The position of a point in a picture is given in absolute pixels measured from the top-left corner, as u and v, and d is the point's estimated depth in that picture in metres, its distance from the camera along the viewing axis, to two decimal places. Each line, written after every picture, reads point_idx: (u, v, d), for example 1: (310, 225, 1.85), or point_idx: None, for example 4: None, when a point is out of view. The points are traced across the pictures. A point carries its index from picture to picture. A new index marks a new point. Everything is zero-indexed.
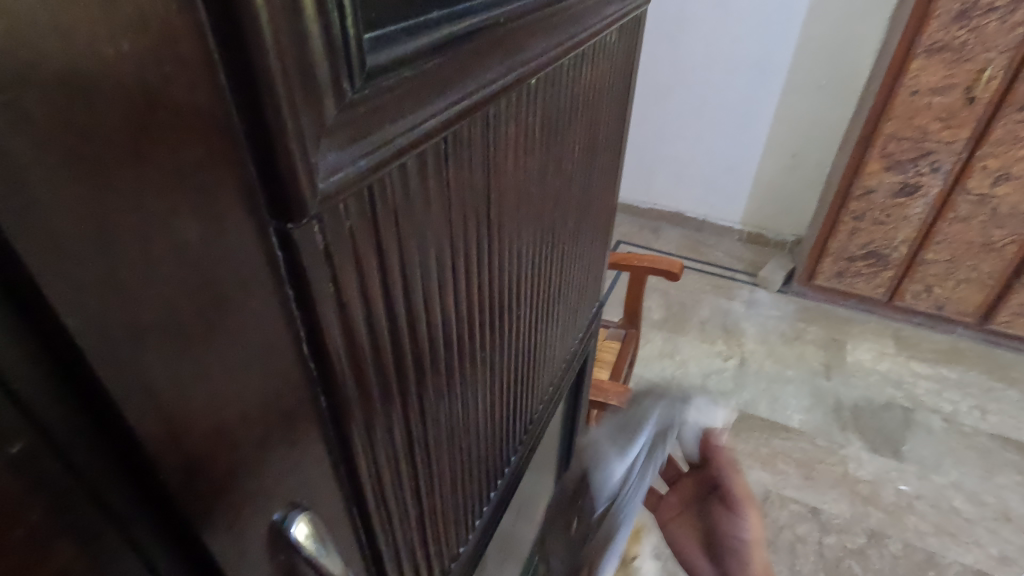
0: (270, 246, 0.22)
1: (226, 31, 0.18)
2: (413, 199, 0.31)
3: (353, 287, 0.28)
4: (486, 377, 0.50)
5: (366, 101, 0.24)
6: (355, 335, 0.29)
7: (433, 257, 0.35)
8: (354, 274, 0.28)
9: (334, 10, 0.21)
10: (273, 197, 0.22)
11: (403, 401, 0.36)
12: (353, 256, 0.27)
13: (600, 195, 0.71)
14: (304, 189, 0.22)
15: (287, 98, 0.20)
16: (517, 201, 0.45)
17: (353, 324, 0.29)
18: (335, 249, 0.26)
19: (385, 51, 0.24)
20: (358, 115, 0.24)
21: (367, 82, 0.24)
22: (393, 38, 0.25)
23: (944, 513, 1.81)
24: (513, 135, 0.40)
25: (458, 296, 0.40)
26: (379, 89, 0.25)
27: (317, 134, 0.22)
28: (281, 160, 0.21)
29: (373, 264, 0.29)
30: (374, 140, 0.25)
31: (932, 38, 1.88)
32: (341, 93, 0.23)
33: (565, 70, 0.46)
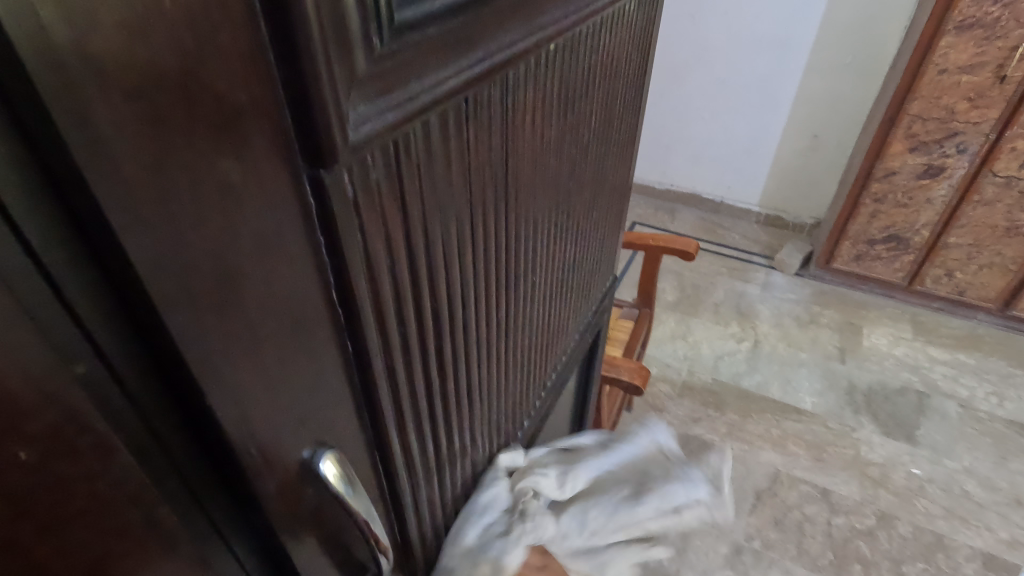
0: (303, 195, 0.24)
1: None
2: (434, 157, 0.32)
3: (378, 240, 0.29)
4: (501, 341, 0.51)
5: (393, 56, 0.25)
6: (379, 286, 0.31)
7: (453, 217, 0.36)
8: (379, 227, 0.29)
9: None
10: (306, 147, 0.23)
11: (423, 356, 0.38)
12: (378, 209, 0.28)
13: (616, 168, 0.72)
14: (335, 139, 0.24)
15: (322, 49, 0.22)
16: (533, 169, 0.46)
17: (377, 274, 0.30)
18: (362, 200, 0.27)
19: (412, 9, 0.25)
20: (386, 71, 0.25)
21: (394, 38, 0.25)
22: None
23: (956, 498, 1.81)
24: (531, 102, 0.41)
25: (476, 257, 0.41)
26: (406, 46, 0.26)
27: (346, 85, 0.23)
28: (315, 111, 0.22)
29: (396, 219, 0.30)
30: (398, 96, 0.26)
31: (963, 14, 1.83)
32: (370, 48, 0.24)
33: (583, 37, 0.47)
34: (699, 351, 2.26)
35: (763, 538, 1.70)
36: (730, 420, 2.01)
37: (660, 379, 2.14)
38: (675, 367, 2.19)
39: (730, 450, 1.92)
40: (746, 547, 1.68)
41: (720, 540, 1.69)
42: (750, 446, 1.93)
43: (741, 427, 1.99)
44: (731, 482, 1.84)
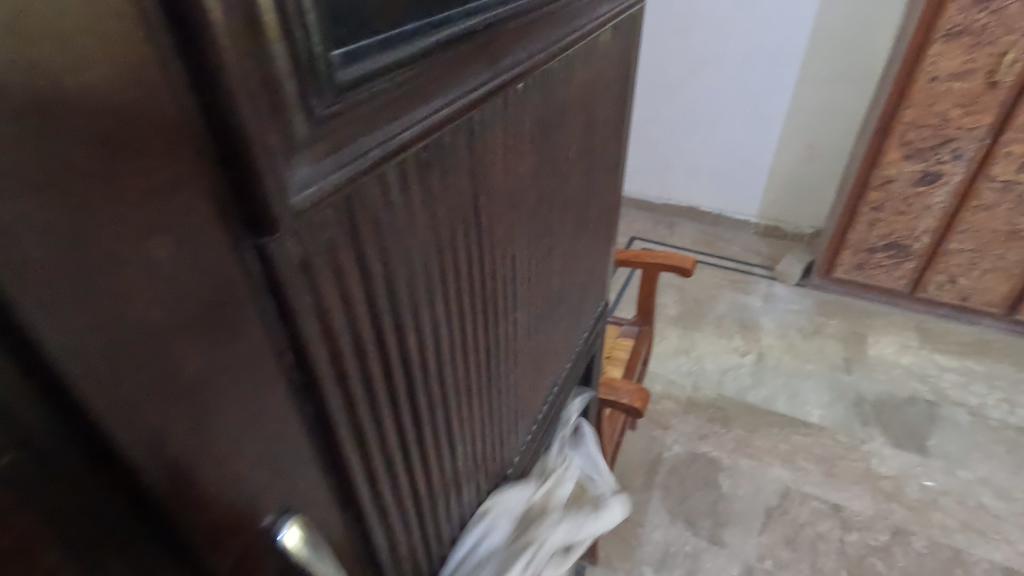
0: (246, 264, 0.23)
1: (187, 49, 0.19)
2: (392, 209, 0.31)
3: (333, 299, 0.28)
4: (483, 380, 0.50)
5: (338, 119, 0.25)
6: (336, 346, 0.30)
7: (419, 266, 0.35)
8: (333, 286, 0.28)
9: (298, 28, 0.22)
10: (247, 215, 0.22)
11: (395, 409, 0.37)
12: (332, 268, 0.28)
13: (601, 194, 0.71)
14: (274, 205, 0.23)
15: (253, 117, 0.21)
16: (508, 207, 0.45)
17: (335, 332, 0.29)
18: (312, 261, 0.26)
19: (357, 66, 0.25)
20: (330, 131, 0.25)
21: (338, 98, 0.24)
22: (365, 57, 0.25)
23: (971, 509, 1.78)
24: (500, 142, 0.41)
25: (449, 300, 0.40)
26: (351, 105, 0.25)
27: (284, 152, 0.22)
28: (249, 178, 0.22)
29: (355, 275, 0.29)
30: (346, 161, 0.26)
31: (951, 22, 1.84)
32: (310, 111, 0.23)
33: (554, 73, 0.46)
34: (704, 365, 2.24)
35: (775, 557, 1.66)
36: (737, 435, 1.98)
37: (665, 396, 2.12)
38: (679, 383, 2.17)
39: (737, 467, 1.89)
40: (759, 567, 1.63)
41: (732, 561, 1.65)
42: (758, 462, 1.90)
43: (749, 442, 1.96)
44: (741, 500, 1.81)
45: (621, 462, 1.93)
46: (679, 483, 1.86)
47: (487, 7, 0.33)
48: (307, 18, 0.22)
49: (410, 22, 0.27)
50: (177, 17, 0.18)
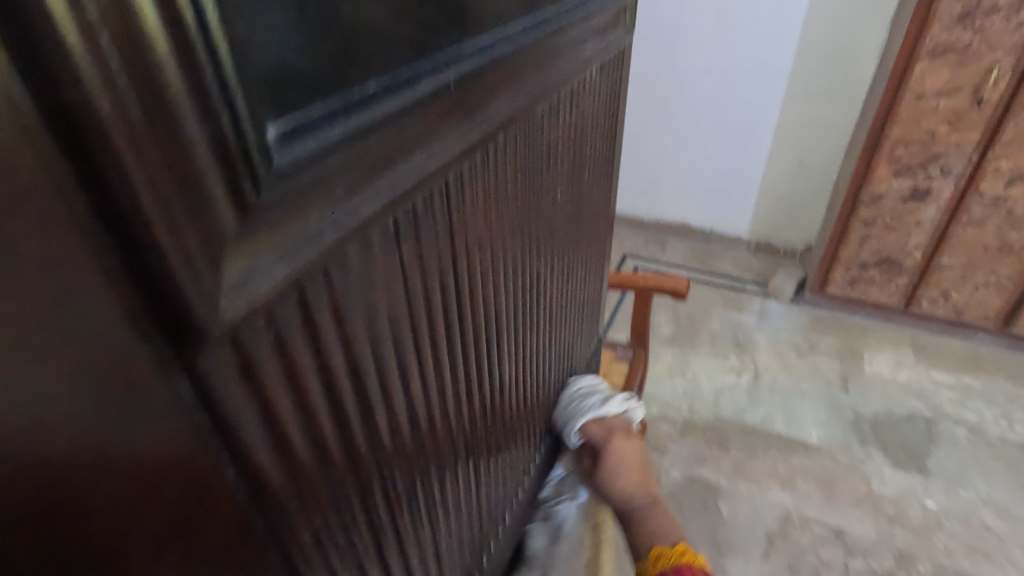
0: (169, 365, 0.22)
1: (78, 160, 0.18)
2: (352, 287, 0.29)
3: (281, 386, 0.27)
4: (463, 435, 0.49)
5: (277, 205, 0.23)
6: (284, 433, 0.28)
7: (386, 335, 0.33)
8: (278, 375, 0.27)
9: (221, 114, 0.20)
10: (165, 316, 0.21)
11: (360, 483, 0.35)
12: (276, 357, 0.26)
13: (592, 231, 0.69)
14: (198, 308, 0.21)
15: (162, 218, 0.19)
16: (491, 264, 0.43)
17: (283, 421, 0.28)
18: (252, 354, 0.25)
19: (299, 146, 0.23)
20: (269, 222, 0.23)
21: (276, 181, 0.23)
22: (304, 136, 0.24)
23: (975, 531, 1.74)
24: (481, 199, 0.39)
25: (422, 365, 0.39)
26: (292, 189, 0.24)
27: (210, 252, 0.21)
28: (163, 279, 0.20)
29: (308, 359, 0.28)
30: (288, 247, 0.25)
31: (935, 40, 1.85)
32: (243, 203, 0.22)
33: (539, 120, 0.44)
34: (699, 385, 2.20)
35: None
36: (735, 458, 1.94)
37: (661, 418, 2.08)
38: (674, 404, 2.13)
39: (736, 490, 1.85)
40: None
41: None
42: (757, 485, 1.86)
43: (747, 465, 1.92)
44: (740, 526, 1.76)
45: None
46: (677, 508, 1.81)
47: (451, 64, 0.32)
48: (233, 107, 0.21)
49: (359, 91, 0.26)
50: (60, 117, 0.17)
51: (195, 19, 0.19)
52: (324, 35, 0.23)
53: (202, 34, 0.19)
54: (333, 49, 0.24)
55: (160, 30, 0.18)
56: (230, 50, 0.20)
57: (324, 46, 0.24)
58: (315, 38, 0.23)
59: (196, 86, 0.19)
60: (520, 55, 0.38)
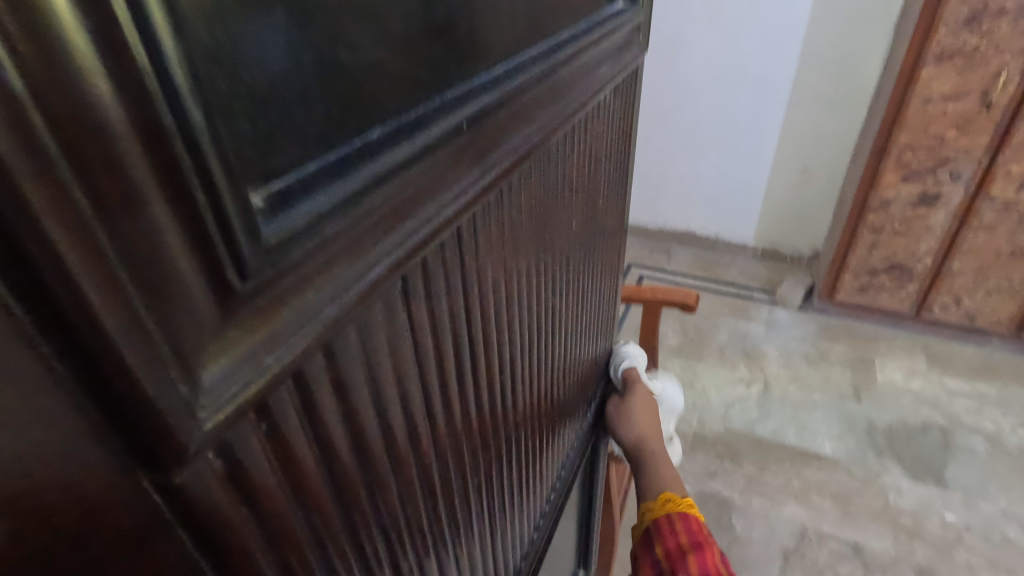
0: (133, 476, 0.19)
1: (15, 268, 0.15)
2: (355, 358, 0.26)
3: (277, 480, 0.24)
4: (480, 488, 0.45)
5: (268, 288, 0.21)
6: (284, 532, 0.25)
7: (394, 398, 0.30)
8: (272, 473, 0.23)
9: (196, 193, 0.18)
10: (129, 427, 0.18)
11: (367, 563, 0.31)
12: (271, 453, 0.23)
13: (607, 257, 0.66)
14: (169, 420, 0.18)
15: (124, 329, 0.17)
16: (507, 308, 0.40)
17: (282, 521, 0.24)
18: (242, 455, 0.22)
19: (285, 215, 0.21)
20: (257, 306, 0.21)
21: (264, 259, 0.20)
22: (293, 205, 0.21)
23: (997, 546, 1.69)
24: (495, 243, 0.36)
25: (437, 425, 0.35)
26: (284, 266, 0.21)
27: (185, 355, 0.18)
28: (124, 389, 0.17)
29: (306, 447, 0.25)
30: (287, 332, 0.22)
31: (941, 45, 1.82)
32: (229, 293, 0.19)
33: (554, 150, 0.41)
34: (708, 398, 2.16)
35: None
36: (747, 473, 1.90)
37: None
38: (684, 418, 2.08)
39: (750, 507, 1.81)
40: None
41: None
42: (771, 501, 1.82)
43: (760, 479, 1.88)
44: (756, 545, 1.71)
45: None
46: None
47: (460, 104, 0.29)
48: (212, 182, 0.18)
49: (356, 143, 0.24)
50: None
51: (159, 81, 0.16)
52: (314, 84, 0.21)
53: (169, 104, 0.17)
54: (325, 99, 0.22)
55: (121, 109, 0.15)
56: (205, 114, 0.18)
57: (314, 97, 0.21)
58: (302, 90, 0.21)
59: (163, 167, 0.17)
60: (535, 86, 0.35)
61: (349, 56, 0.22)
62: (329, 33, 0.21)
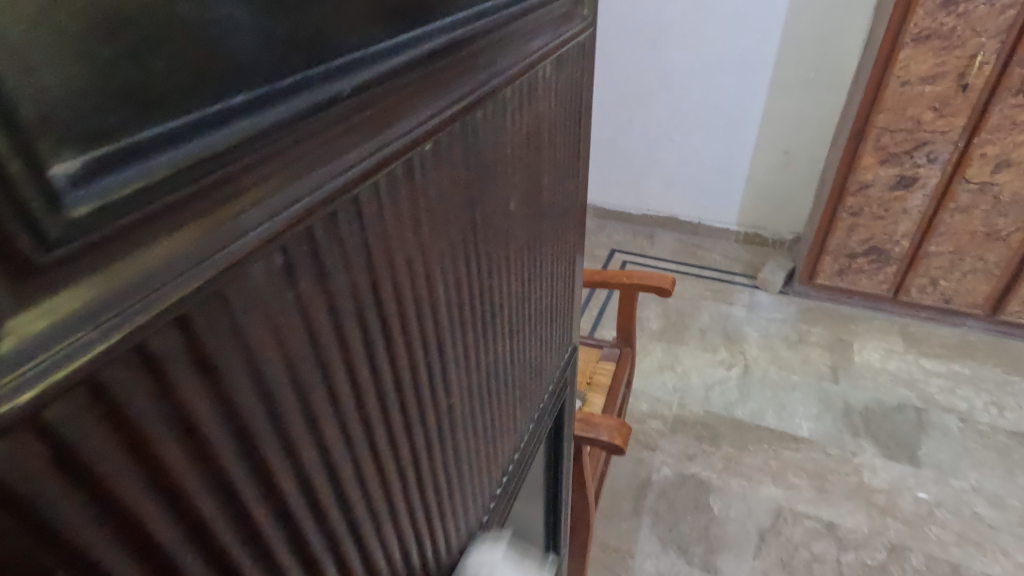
0: None
1: None
2: (225, 335, 0.24)
3: (124, 462, 0.22)
4: (423, 469, 0.45)
5: (99, 254, 0.19)
6: (140, 515, 0.23)
7: (285, 382, 0.28)
8: (119, 457, 0.22)
9: None
10: None
11: (264, 548, 0.30)
12: (115, 436, 0.21)
13: (558, 238, 0.65)
14: None
15: None
16: (433, 286, 0.39)
17: (136, 504, 0.23)
18: (70, 437, 0.20)
19: (106, 181, 0.18)
20: (74, 279, 0.18)
21: (76, 228, 0.18)
22: (136, 163, 0.19)
23: (967, 521, 1.72)
24: (408, 219, 0.35)
25: (357, 407, 0.35)
26: (109, 237, 0.19)
27: None
28: None
29: (166, 431, 0.23)
30: (115, 306, 0.19)
31: (919, 26, 1.82)
32: (25, 266, 0.17)
33: (478, 125, 0.40)
34: (689, 381, 2.17)
35: None
36: (726, 454, 1.92)
37: (651, 415, 2.05)
38: (665, 401, 2.10)
39: (728, 487, 1.83)
40: None
41: None
42: (749, 481, 1.84)
43: (738, 460, 1.90)
44: (732, 523, 1.73)
45: (608, 487, 1.85)
46: (669, 507, 1.79)
47: (350, 70, 0.27)
48: None
49: (220, 102, 0.21)
50: None
51: None
52: (167, 29, 0.19)
53: None
54: (181, 47, 0.19)
55: None
56: None
57: (163, 43, 0.19)
58: (150, 39, 0.19)
59: None
60: (442, 56, 0.34)
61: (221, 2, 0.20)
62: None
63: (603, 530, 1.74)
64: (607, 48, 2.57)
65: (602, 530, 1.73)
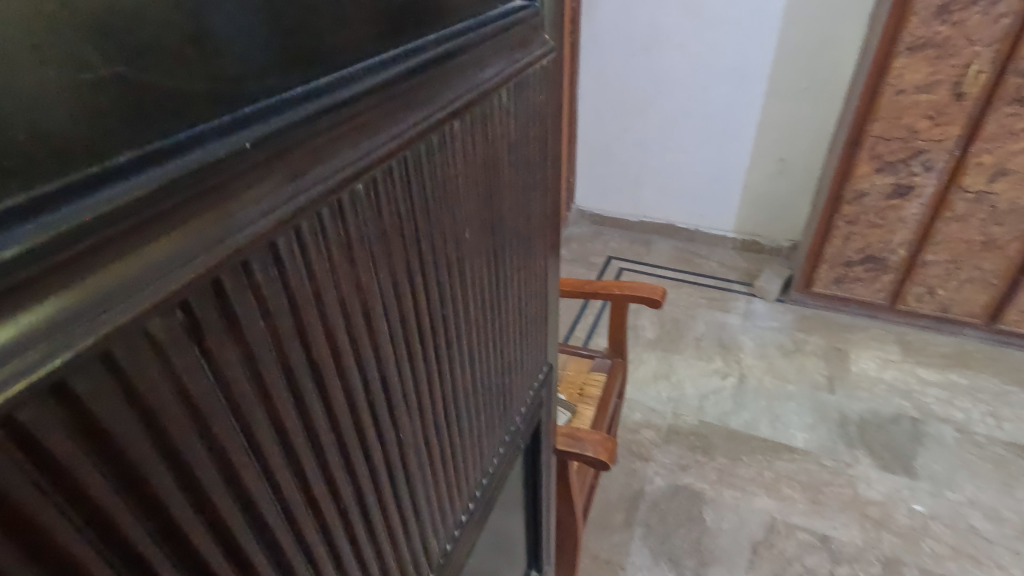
0: None
1: None
2: (117, 396, 0.23)
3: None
4: (376, 504, 0.44)
5: None
6: None
7: (194, 443, 0.27)
8: None
9: None
10: None
11: None
12: None
13: (526, 260, 0.64)
14: None
15: None
16: (376, 322, 0.38)
17: None
18: None
19: None
20: None
21: None
22: (37, 218, 0.19)
23: (962, 534, 1.70)
24: (341, 261, 0.34)
25: (292, 455, 0.33)
26: None
27: None
28: None
29: (47, 505, 0.22)
30: None
31: (913, 35, 1.81)
32: None
33: (421, 158, 0.39)
34: (683, 391, 2.15)
35: None
36: (720, 464, 1.90)
37: (645, 425, 2.03)
38: (659, 411, 2.08)
39: (721, 499, 1.81)
40: None
41: None
42: (742, 493, 1.82)
43: (732, 471, 1.88)
44: (725, 535, 1.72)
45: (600, 498, 1.84)
46: (661, 519, 1.77)
47: (266, 115, 0.26)
48: None
49: (97, 162, 0.21)
50: None
51: None
52: (55, 86, 0.19)
53: None
54: (70, 100, 0.20)
55: None
56: None
57: (49, 97, 0.19)
58: (32, 95, 0.19)
59: None
60: (379, 93, 0.33)
61: (116, 54, 0.21)
62: (72, 33, 0.19)
63: (594, 542, 1.72)
64: (602, 55, 2.57)
65: (593, 542, 1.72)
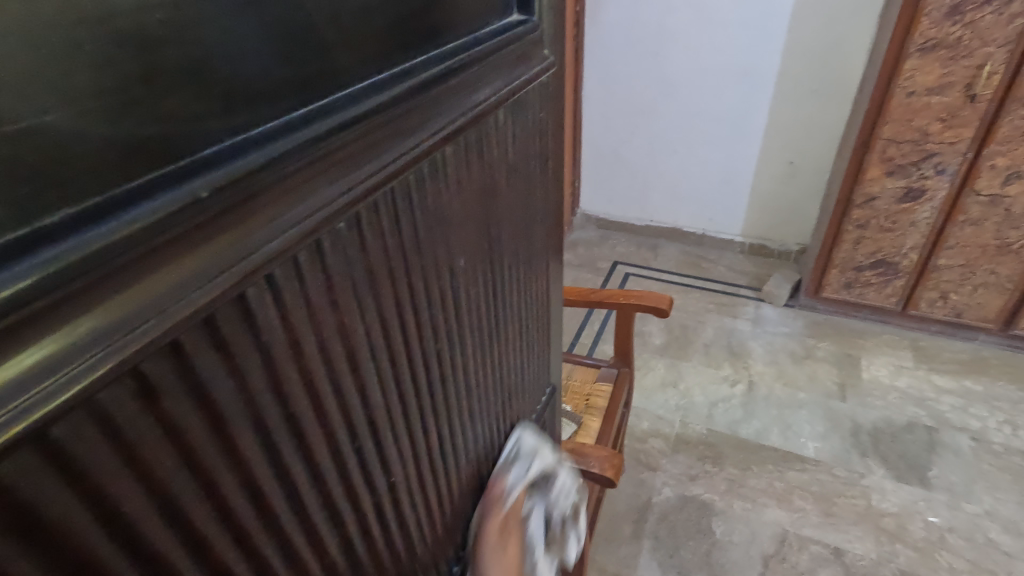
0: None
1: None
2: (55, 480, 0.21)
3: None
4: (365, 549, 0.42)
5: None
6: None
7: (149, 516, 0.25)
8: None
9: None
10: None
11: None
12: None
13: (527, 283, 0.62)
14: None
15: None
16: (363, 366, 0.36)
17: None
18: None
19: None
20: None
21: None
22: None
23: (980, 548, 1.65)
24: (322, 306, 0.32)
25: (268, 515, 0.32)
26: None
27: None
28: None
29: None
30: None
31: (924, 36, 1.76)
32: None
33: (411, 189, 0.37)
34: (692, 399, 2.12)
35: None
36: (729, 475, 1.86)
37: (653, 434, 2.00)
38: (667, 419, 2.05)
39: (731, 511, 1.77)
40: None
41: None
42: (753, 504, 1.78)
43: (742, 482, 1.84)
44: (735, 548, 1.68)
45: (607, 510, 1.80)
46: (669, 531, 1.73)
47: (225, 159, 0.24)
48: None
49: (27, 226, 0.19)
50: None
51: None
52: None
53: None
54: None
55: None
56: None
57: None
58: None
59: None
60: (364, 123, 0.31)
61: (47, 105, 0.19)
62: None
63: (602, 554, 1.69)
64: (608, 59, 2.54)
65: (601, 555, 1.68)
